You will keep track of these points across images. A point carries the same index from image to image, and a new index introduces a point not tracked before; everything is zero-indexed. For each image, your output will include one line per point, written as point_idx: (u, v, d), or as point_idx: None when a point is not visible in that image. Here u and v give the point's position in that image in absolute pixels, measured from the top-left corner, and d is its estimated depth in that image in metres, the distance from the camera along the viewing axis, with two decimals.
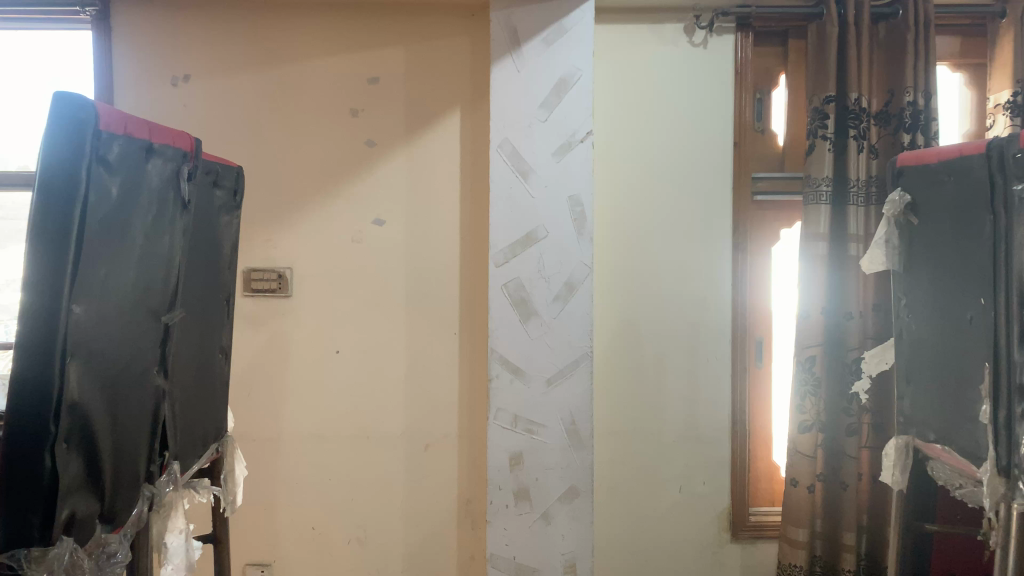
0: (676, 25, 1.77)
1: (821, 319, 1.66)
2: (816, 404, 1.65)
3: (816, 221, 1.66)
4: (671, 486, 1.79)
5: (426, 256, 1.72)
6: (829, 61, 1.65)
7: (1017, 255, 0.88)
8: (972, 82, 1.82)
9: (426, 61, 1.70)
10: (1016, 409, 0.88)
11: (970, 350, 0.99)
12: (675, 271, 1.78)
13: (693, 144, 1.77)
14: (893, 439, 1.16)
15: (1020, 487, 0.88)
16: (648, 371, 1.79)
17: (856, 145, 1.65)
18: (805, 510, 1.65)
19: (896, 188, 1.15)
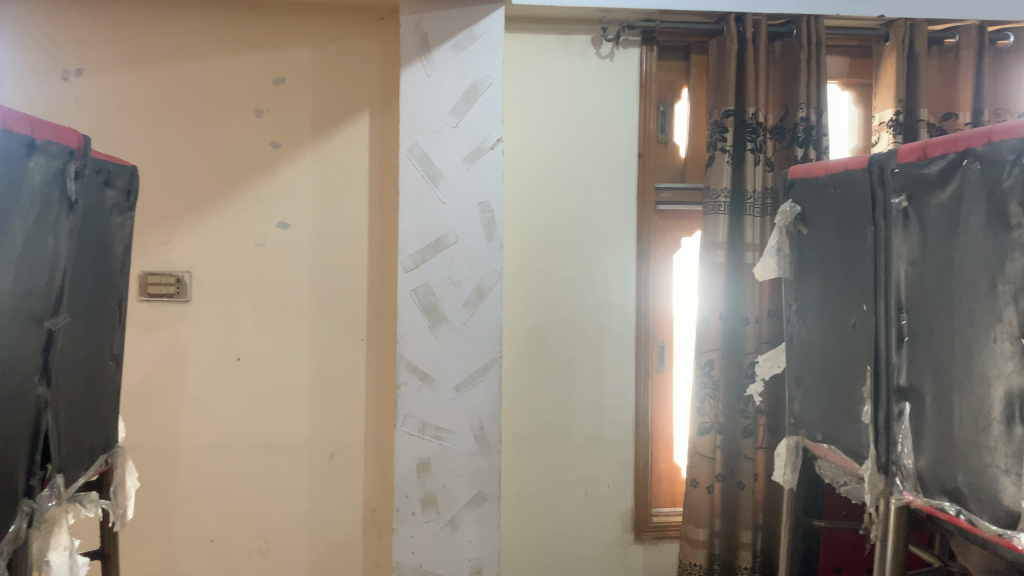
0: (584, 36, 1.80)
1: (719, 324, 1.72)
2: (714, 406, 1.72)
3: (715, 230, 1.72)
4: (578, 489, 1.82)
5: (333, 260, 1.69)
6: (728, 77, 1.72)
7: (896, 264, 0.94)
8: (860, 100, 1.93)
9: (334, 63, 1.68)
10: (894, 409, 0.94)
11: (853, 353, 1.04)
12: (583, 276, 1.81)
13: (600, 153, 1.81)
14: (785, 439, 1.21)
15: (897, 482, 0.93)
16: (556, 376, 1.81)
17: (753, 158, 1.73)
18: (704, 510, 1.70)
19: (788, 200, 1.21)
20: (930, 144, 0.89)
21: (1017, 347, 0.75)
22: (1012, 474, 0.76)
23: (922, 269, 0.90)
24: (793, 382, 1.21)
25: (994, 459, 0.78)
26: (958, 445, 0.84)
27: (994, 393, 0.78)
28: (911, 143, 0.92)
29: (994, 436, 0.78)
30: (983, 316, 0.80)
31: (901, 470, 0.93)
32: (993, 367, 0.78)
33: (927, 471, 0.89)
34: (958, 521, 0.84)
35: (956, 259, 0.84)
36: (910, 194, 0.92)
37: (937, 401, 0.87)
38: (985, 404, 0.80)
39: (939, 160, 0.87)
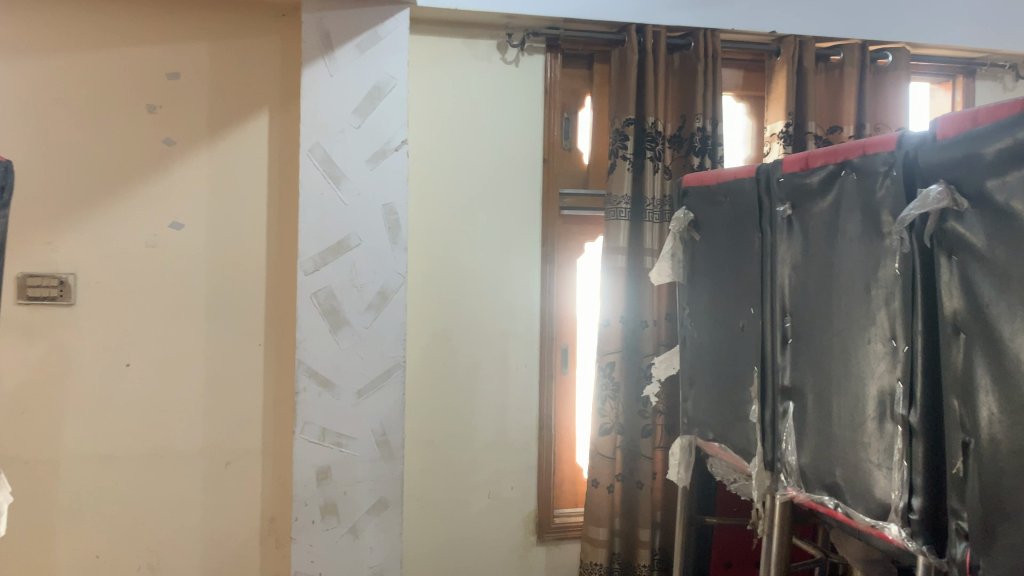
0: (490, 41, 1.81)
1: (620, 326, 1.76)
2: (615, 407, 1.75)
3: (616, 235, 1.75)
4: (481, 492, 1.82)
5: (229, 262, 1.64)
6: (629, 86, 1.76)
7: (781, 270, 0.99)
8: (753, 112, 2.01)
9: (232, 59, 1.63)
10: (780, 408, 0.98)
11: (740, 355, 1.09)
12: (487, 279, 1.81)
13: (505, 157, 1.82)
14: (678, 438, 1.25)
15: (781, 479, 0.98)
16: (460, 380, 1.80)
17: (652, 166, 1.78)
18: (604, 510, 1.73)
19: (681, 207, 1.25)
20: (811, 155, 0.93)
21: (888, 347, 0.79)
22: (884, 468, 0.80)
23: (805, 274, 0.94)
24: (686, 383, 1.24)
25: (869, 454, 0.82)
26: (836, 442, 0.88)
27: (868, 392, 0.83)
28: (794, 154, 0.96)
29: (869, 432, 0.83)
30: (859, 319, 0.84)
31: (785, 467, 0.97)
32: (867, 367, 0.83)
33: (808, 467, 0.93)
34: (837, 514, 0.89)
35: (835, 264, 0.89)
36: (793, 203, 0.97)
37: (818, 401, 0.91)
38: (860, 402, 0.84)
39: (819, 171, 0.91)
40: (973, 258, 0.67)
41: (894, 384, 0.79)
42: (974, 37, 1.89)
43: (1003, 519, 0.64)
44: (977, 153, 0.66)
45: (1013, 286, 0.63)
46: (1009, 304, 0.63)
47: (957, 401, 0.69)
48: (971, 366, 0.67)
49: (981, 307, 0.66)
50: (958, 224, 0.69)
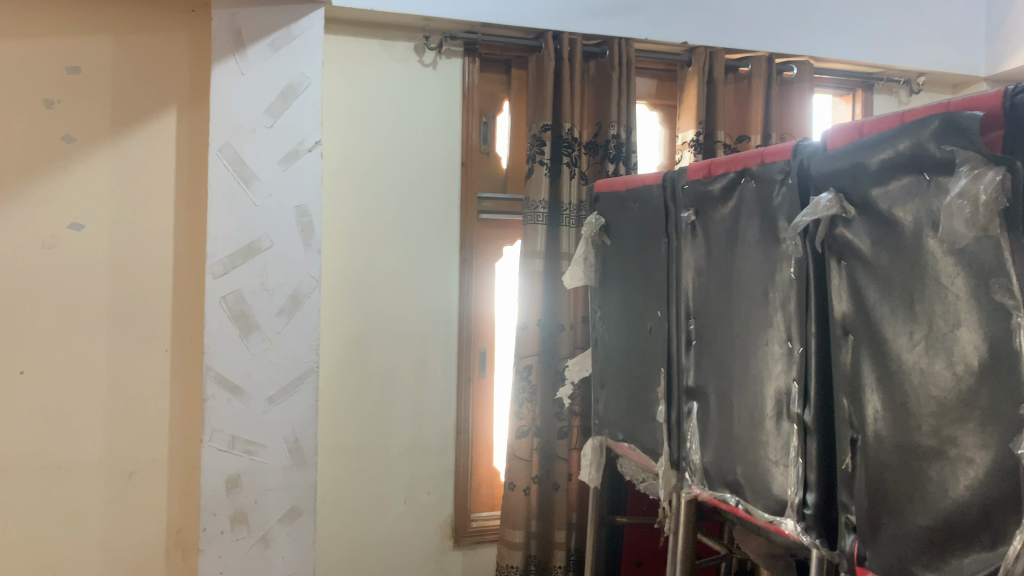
0: (407, 43, 1.80)
1: (537, 329, 1.78)
2: (532, 410, 1.77)
3: (533, 240, 1.77)
4: (396, 498, 1.80)
5: (133, 265, 1.58)
6: (546, 92, 1.77)
7: (686, 274, 1.02)
8: (666, 120, 2.06)
9: (137, 55, 1.57)
10: (685, 408, 1.01)
11: (649, 356, 1.11)
12: (404, 283, 1.80)
13: (422, 160, 1.81)
14: (590, 439, 1.27)
15: (686, 477, 1.01)
16: (376, 385, 1.78)
17: (568, 171, 1.80)
18: (521, 513, 1.74)
19: (593, 212, 1.27)
20: (713, 163, 0.96)
21: (785, 349, 0.83)
22: (781, 465, 0.83)
23: (708, 278, 0.97)
24: (598, 385, 1.27)
25: (767, 452, 0.85)
26: (736, 441, 0.91)
27: (766, 393, 0.86)
28: (698, 162, 1.00)
29: (767, 431, 0.85)
30: (758, 321, 0.87)
31: (690, 466, 1.00)
32: (765, 368, 0.86)
33: (711, 465, 0.96)
34: (738, 510, 0.91)
35: (735, 268, 0.92)
36: (697, 209, 1.00)
37: (720, 401, 0.94)
38: (758, 402, 0.87)
39: (721, 178, 0.94)
40: (860, 263, 0.70)
41: (790, 385, 0.82)
42: (874, 51, 2.01)
43: (887, 512, 0.67)
44: (864, 163, 0.69)
45: (895, 290, 0.66)
46: (892, 307, 0.67)
47: (846, 400, 0.72)
48: (858, 366, 0.71)
49: (867, 309, 0.69)
50: (847, 230, 0.72)
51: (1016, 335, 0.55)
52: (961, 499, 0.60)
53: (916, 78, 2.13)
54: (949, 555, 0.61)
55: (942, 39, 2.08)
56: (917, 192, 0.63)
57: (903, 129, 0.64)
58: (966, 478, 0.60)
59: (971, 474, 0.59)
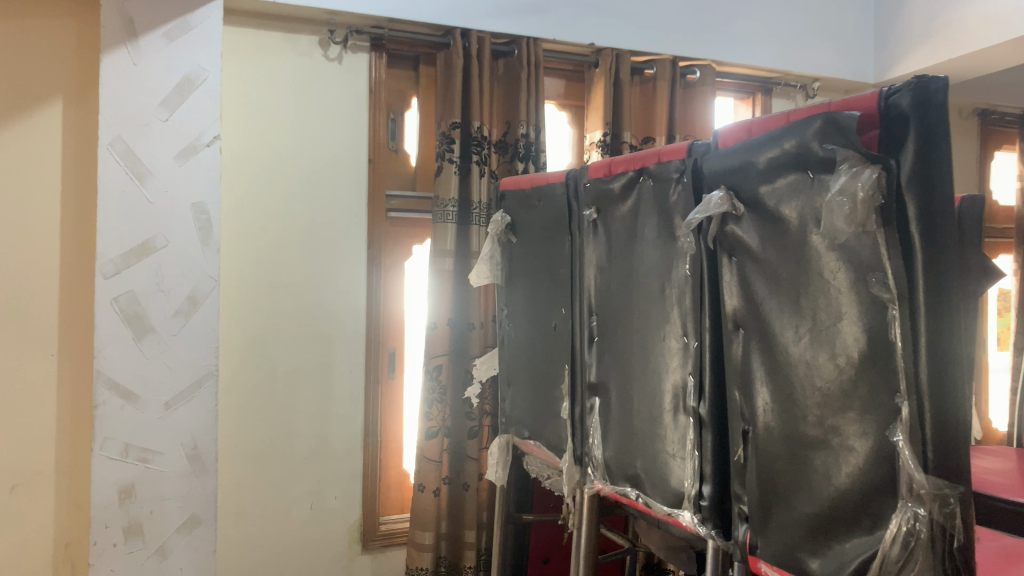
0: (311, 36, 1.76)
1: (447, 328, 1.77)
2: (441, 410, 1.76)
3: (443, 238, 1.76)
4: (302, 504, 1.76)
5: (14, 264, 1.48)
6: (454, 90, 1.76)
7: (588, 271, 1.02)
8: (574, 120, 2.08)
9: (19, 41, 1.48)
10: (589, 404, 1.02)
11: (553, 354, 1.11)
12: (309, 283, 1.76)
13: (328, 158, 1.78)
14: (497, 437, 1.26)
15: (589, 472, 1.02)
16: (280, 387, 1.73)
17: (478, 169, 1.79)
18: (430, 514, 1.72)
19: (499, 210, 1.26)
20: (613, 162, 0.97)
21: (681, 343, 0.84)
22: (678, 458, 0.85)
23: (609, 276, 0.99)
24: (504, 383, 1.26)
25: (666, 446, 0.87)
26: (636, 435, 0.92)
27: (665, 386, 0.87)
28: (599, 161, 1.00)
29: (666, 425, 0.87)
30: (657, 317, 0.89)
31: (592, 461, 1.01)
32: (664, 363, 0.87)
33: (613, 460, 0.97)
34: (638, 504, 0.93)
35: (635, 266, 0.93)
36: (598, 207, 1.01)
37: (621, 396, 0.96)
38: (657, 396, 0.89)
39: (620, 177, 0.95)
40: (750, 259, 0.72)
41: (686, 379, 0.84)
42: (771, 57, 2.09)
43: (775, 501, 0.69)
44: (751, 162, 0.70)
45: (781, 285, 0.68)
46: (778, 302, 0.69)
47: (738, 393, 0.74)
48: (748, 360, 0.73)
49: (756, 304, 0.71)
50: (736, 227, 0.74)
51: (892, 327, 0.58)
52: (843, 486, 0.62)
53: (812, 83, 2.22)
54: (833, 541, 0.64)
55: (833, 46, 2.17)
56: (801, 189, 0.65)
57: (787, 129, 0.66)
58: (848, 467, 0.62)
59: (852, 461, 0.61)
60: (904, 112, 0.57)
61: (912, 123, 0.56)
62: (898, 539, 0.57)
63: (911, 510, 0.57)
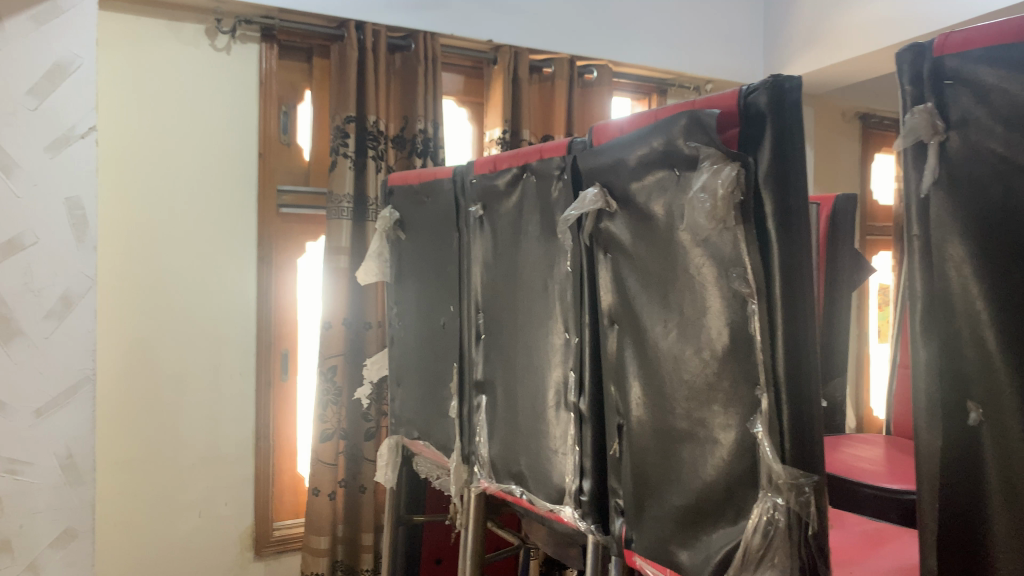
0: (196, 25, 1.68)
1: (342, 328, 1.73)
2: (337, 412, 1.72)
3: (338, 235, 1.72)
4: (190, 511, 1.69)
5: None
6: (349, 84, 1.72)
7: (475, 268, 1.01)
8: (474, 117, 2.07)
9: None
10: (475, 402, 1.01)
11: (441, 352, 1.09)
12: (196, 282, 1.68)
13: (216, 152, 1.71)
14: (387, 438, 1.22)
15: (475, 471, 1.01)
16: (165, 391, 1.66)
17: (375, 164, 1.76)
18: (325, 518, 1.68)
19: (388, 206, 1.23)
20: (499, 158, 0.96)
21: (563, 340, 0.85)
22: (560, 453, 0.85)
23: (494, 273, 0.98)
24: (394, 383, 1.23)
25: (549, 442, 0.87)
26: (520, 432, 0.92)
27: (548, 383, 0.87)
28: (484, 157, 0.99)
29: (548, 421, 0.87)
30: (540, 313, 0.89)
31: (478, 459, 1.00)
32: (546, 359, 0.87)
33: (498, 459, 0.97)
34: (522, 501, 0.92)
35: (519, 262, 0.93)
36: (484, 203, 0.99)
37: (505, 393, 0.96)
38: (539, 393, 0.89)
39: (505, 173, 0.95)
40: (624, 255, 0.73)
41: (567, 375, 0.84)
42: (664, 58, 2.14)
43: (648, 494, 0.70)
44: (622, 159, 0.71)
45: (651, 281, 0.69)
46: (649, 298, 0.70)
47: (614, 388, 0.75)
48: (623, 355, 0.74)
49: (629, 301, 0.73)
50: (611, 223, 0.75)
51: (752, 321, 0.59)
52: (709, 478, 0.63)
53: (705, 85, 2.28)
54: (699, 532, 0.65)
55: (723, 51, 2.24)
56: (668, 186, 0.66)
57: (656, 127, 0.66)
58: (714, 460, 0.63)
59: (717, 453, 0.63)
60: (761, 110, 0.58)
61: (768, 120, 0.58)
62: (758, 528, 0.59)
63: (771, 500, 0.58)
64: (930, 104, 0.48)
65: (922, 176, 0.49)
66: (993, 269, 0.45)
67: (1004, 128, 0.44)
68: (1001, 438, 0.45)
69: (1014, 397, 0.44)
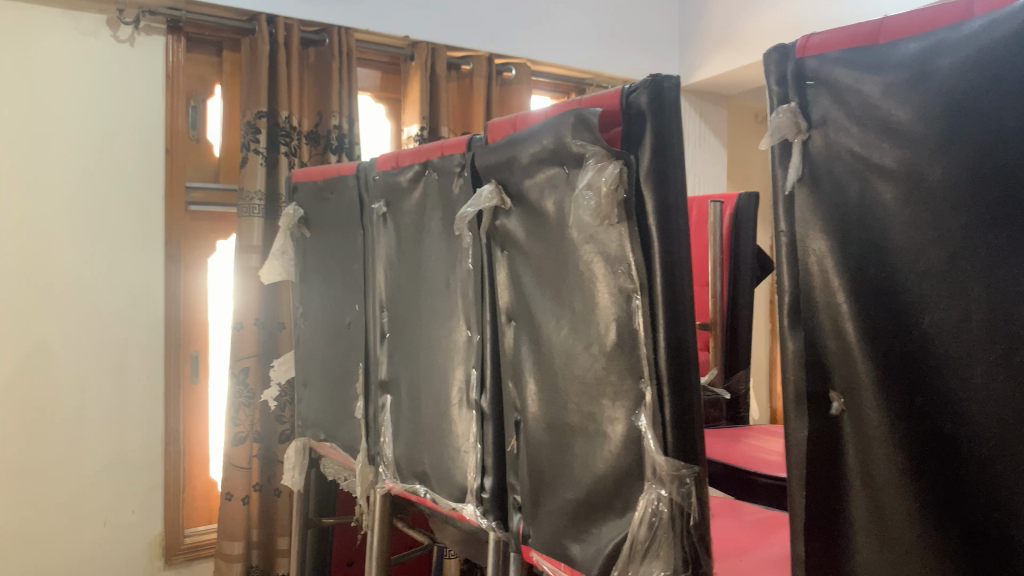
0: (97, 14, 1.61)
1: (254, 328, 1.69)
2: (249, 415, 1.68)
3: (250, 233, 1.68)
4: (94, 520, 1.62)
5: None
6: (260, 78, 1.67)
7: (379, 266, 1.00)
8: (392, 113, 2.04)
9: None
10: (379, 401, 1.01)
11: (347, 353, 1.08)
12: (99, 282, 1.62)
13: (120, 148, 1.65)
14: (294, 440, 1.20)
15: (381, 472, 1.00)
16: (66, 396, 1.59)
17: (287, 161, 1.72)
18: (239, 523, 1.64)
19: (292, 203, 1.20)
20: (401, 155, 0.96)
21: (465, 337, 0.84)
22: (463, 450, 0.85)
23: (397, 271, 0.97)
24: (300, 384, 1.20)
25: (451, 440, 0.86)
26: (424, 431, 0.92)
27: (450, 381, 0.87)
28: (387, 154, 0.99)
29: (451, 419, 0.87)
30: (443, 310, 0.88)
31: (383, 460, 0.99)
32: (449, 357, 0.87)
33: (403, 459, 0.96)
34: (426, 500, 0.92)
35: (422, 260, 0.92)
36: (387, 200, 0.98)
37: (410, 391, 0.95)
38: (442, 391, 0.88)
39: (408, 170, 0.94)
40: (519, 253, 0.74)
41: (469, 373, 0.84)
42: (580, 57, 2.17)
43: (544, 490, 0.71)
44: (515, 156, 0.71)
45: (546, 279, 0.70)
46: (543, 295, 0.70)
47: (512, 384, 0.76)
48: (519, 351, 0.74)
49: (525, 298, 0.73)
50: (507, 221, 0.75)
51: (636, 316, 0.60)
52: (600, 472, 0.64)
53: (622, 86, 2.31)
54: (591, 526, 0.65)
55: (638, 52, 2.28)
56: (558, 183, 0.66)
57: (546, 125, 0.66)
58: (604, 455, 0.63)
59: (607, 448, 0.63)
60: (642, 109, 0.59)
61: (648, 119, 0.59)
62: (644, 520, 0.60)
63: (655, 492, 0.59)
64: (793, 103, 0.49)
65: (787, 173, 0.50)
66: (851, 263, 0.47)
67: (859, 127, 0.46)
68: (861, 426, 0.47)
69: (871, 386, 0.47)
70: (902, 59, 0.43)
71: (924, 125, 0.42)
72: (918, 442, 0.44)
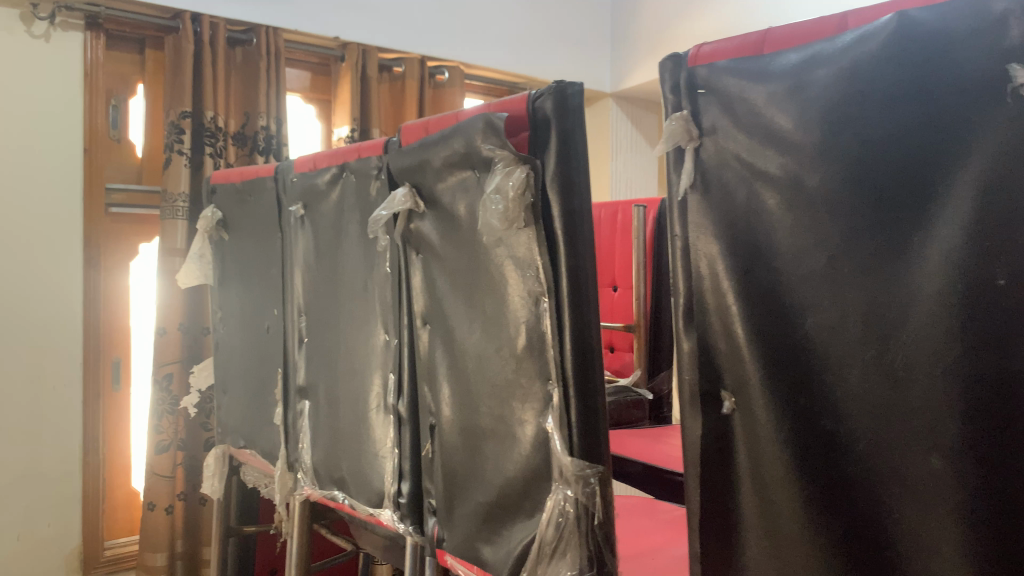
0: (9, 8, 1.54)
1: (178, 334, 1.65)
2: (174, 421, 1.64)
3: (173, 236, 1.64)
4: (7, 535, 1.53)
5: None
6: (184, 78, 1.63)
7: (297, 271, 0.99)
8: (322, 114, 2.02)
9: None
10: (297, 407, 0.99)
11: (266, 358, 1.06)
12: (12, 284, 1.54)
13: (35, 144, 1.57)
14: (213, 448, 1.17)
15: (299, 478, 0.99)
16: None
17: (212, 162, 1.68)
18: (162, 533, 1.60)
19: (210, 205, 1.17)
20: (319, 157, 0.95)
21: (383, 341, 0.84)
22: (381, 455, 0.84)
23: (316, 275, 0.96)
24: (219, 390, 1.18)
25: (369, 445, 0.86)
26: (342, 435, 0.91)
27: (368, 386, 0.86)
28: (304, 156, 0.97)
29: (369, 423, 0.86)
30: (361, 314, 0.88)
31: (302, 466, 0.98)
32: (366, 361, 0.86)
33: (321, 465, 0.95)
34: (344, 506, 0.92)
35: (339, 264, 0.91)
36: (305, 203, 0.97)
37: (328, 396, 0.94)
38: (360, 395, 0.87)
39: (326, 172, 0.93)
40: (432, 256, 0.74)
41: (387, 377, 0.83)
42: (512, 61, 2.18)
43: (457, 493, 0.71)
44: (427, 160, 0.71)
45: (458, 282, 0.70)
46: (455, 298, 0.70)
47: (427, 388, 0.75)
48: (433, 354, 0.74)
49: (438, 301, 0.73)
50: (420, 224, 0.75)
51: (543, 319, 0.61)
52: (510, 474, 0.64)
53: None
54: (501, 528, 0.66)
55: (570, 58, 2.31)
56: (470, 186, 0.67)
57: (456, 129, 0.67)
58: (514, 457, 0.64)
59: (517, 450, 0.64)
60: (547, 115, 0.60)
61: (553, 124, 0.60)
62: (551, 521, 0.60)
63: (562, 492, 0.60)
64: (685, 111, 0.51)
65: (680, 179, 0.52)
66: (740, 266, 0.49)
67: (746, 136, 0.47)
68: (749, 424, 0.49)
69: (760, 385, 0.48)
70: (783, 69, 0.45)
71: (804, 133, 0.44)
72: (803, 438, 0.46)
